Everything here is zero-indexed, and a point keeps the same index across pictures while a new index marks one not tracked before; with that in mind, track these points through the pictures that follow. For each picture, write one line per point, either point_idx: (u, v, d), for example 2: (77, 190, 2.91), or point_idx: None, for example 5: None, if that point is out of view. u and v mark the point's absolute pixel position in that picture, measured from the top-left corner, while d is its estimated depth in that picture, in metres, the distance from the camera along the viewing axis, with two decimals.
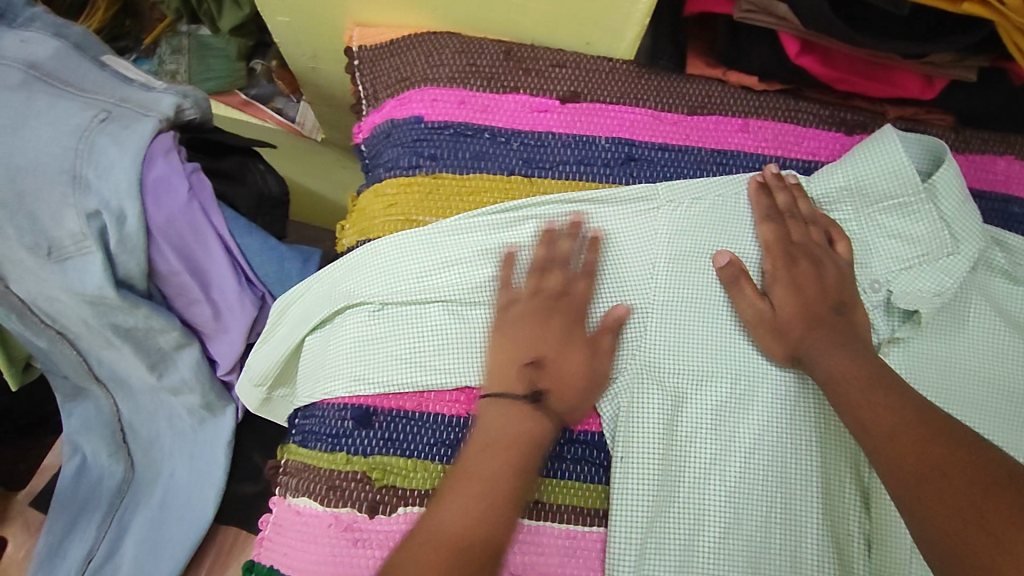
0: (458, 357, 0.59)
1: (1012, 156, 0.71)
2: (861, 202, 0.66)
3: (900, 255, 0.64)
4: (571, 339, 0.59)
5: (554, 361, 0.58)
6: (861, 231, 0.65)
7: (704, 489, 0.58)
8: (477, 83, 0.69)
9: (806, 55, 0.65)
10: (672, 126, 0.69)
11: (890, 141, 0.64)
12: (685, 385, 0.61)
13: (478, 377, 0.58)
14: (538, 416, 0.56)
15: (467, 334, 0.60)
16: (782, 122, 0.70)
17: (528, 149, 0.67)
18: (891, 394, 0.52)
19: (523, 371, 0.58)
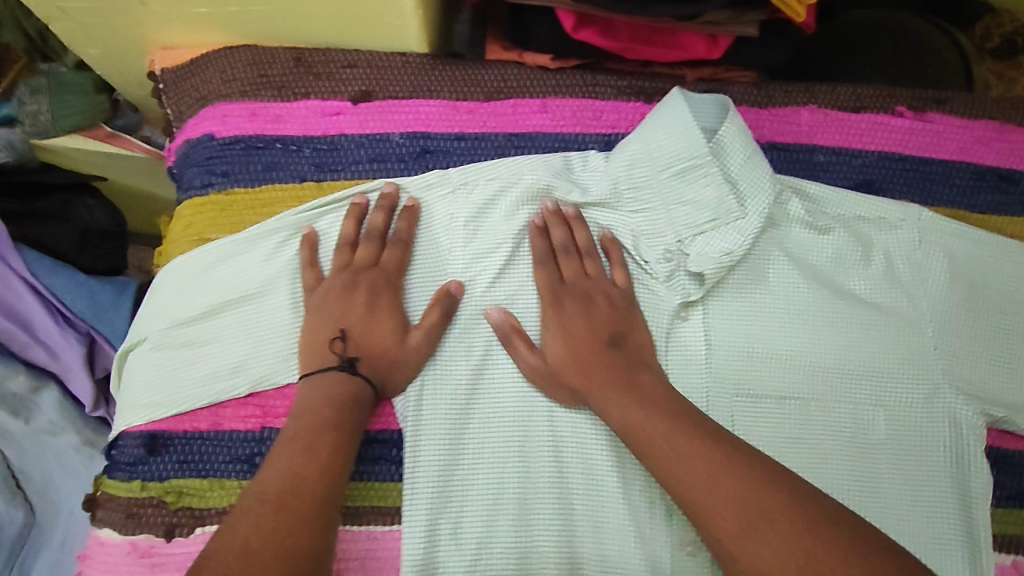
0: (371, 326, 0.61)
1: (814, 106, 0.71)
2: (652, 169, 0.65)
3: (694, 220, 0.65)
4: (380, 315, 0.61)
5: (362, 338, 0.60)
6: (653, 200, 0.66)
7: (505, 497, 0.60)
8: (268, 93, 0.68)
9: (585, 29, 0.64)
10: (469, 115, 0.69)
11: (680, 102, 0.64)
12: (484, 398, 0.62)
13: (377, 348, 0.60)
14: (353, 380, 0.59)
15: (388, 306, 0.62)
16: (580, 98, 0.70)
17: (320, 154, 0.67)
18: (714, 463, 0.53)
19: (331, 345, 0.60)
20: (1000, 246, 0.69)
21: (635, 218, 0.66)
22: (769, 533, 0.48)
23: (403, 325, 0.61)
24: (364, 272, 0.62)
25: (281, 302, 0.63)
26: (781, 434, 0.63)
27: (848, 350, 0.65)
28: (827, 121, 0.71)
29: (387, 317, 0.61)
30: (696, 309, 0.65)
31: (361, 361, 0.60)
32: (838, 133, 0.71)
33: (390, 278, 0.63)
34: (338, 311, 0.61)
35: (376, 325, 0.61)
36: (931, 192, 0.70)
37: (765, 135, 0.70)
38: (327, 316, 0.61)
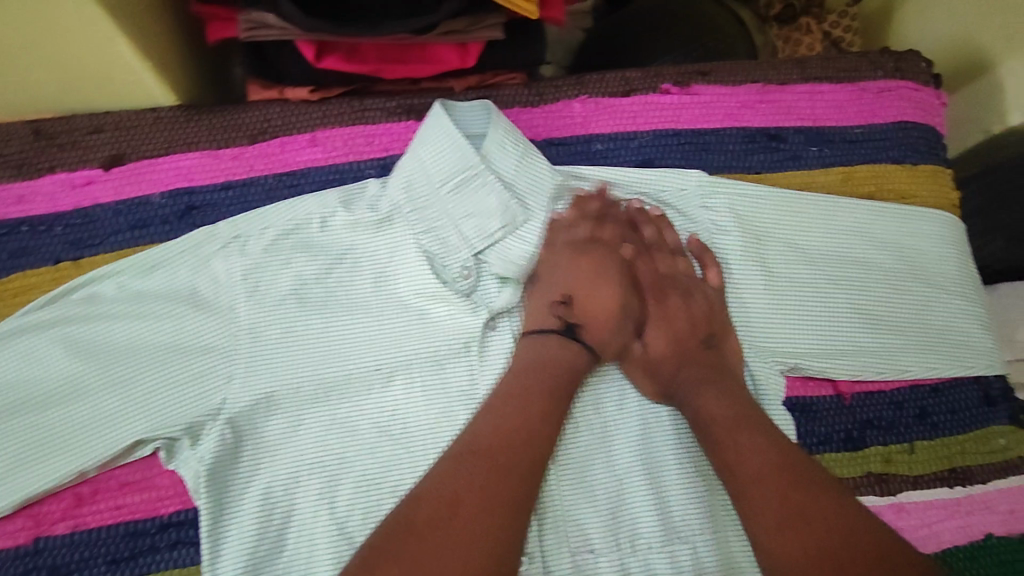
0: (592, 288, 0.65)
1: (585, 96, 0.72)
2: (431, 187, 0.63)
3: (484, 231, 0.64)
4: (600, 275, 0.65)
5: (585, 300, 0.64)
6: (439, 216, 0.64)
7: (321, 553, 0.58)
8: (6, 173, 0.64)
9: (327, 58, 0.64)
10: (234, 161, 0.67)
11: (443, 119, 0.63)
12: (285, 458, 0.60)
13: (598, 309, 0.64)
14: (575, 350, 0.62)
15: (607, 269, 0.66)
16: (349, 126, 0.69)
17: (75, 231, 0.63)
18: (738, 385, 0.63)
19: (556, 307, 0.64)
20: (788, 197, 0.69)
21: (422, 238, 0.64)
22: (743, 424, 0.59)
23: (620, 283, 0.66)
24: (590, 244, 0.66)
25: (40, 398, 0.58)
26: (597, 424, 0.63)
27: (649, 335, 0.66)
28: (600, 109, 0.72)
29: (598, 275, 0.65)
30: (502, 318, 0.65)
31: (584, 331, 0.63)
32: (612, 119, 0.72)
33: (603, 245, 0.67)
34: (565, 275, 0.65)
35: (600, 290, 0.65)
36: (710, 161, 0.72)
37: (541, 132, 0.71)
38: (552, 282, 0.65)
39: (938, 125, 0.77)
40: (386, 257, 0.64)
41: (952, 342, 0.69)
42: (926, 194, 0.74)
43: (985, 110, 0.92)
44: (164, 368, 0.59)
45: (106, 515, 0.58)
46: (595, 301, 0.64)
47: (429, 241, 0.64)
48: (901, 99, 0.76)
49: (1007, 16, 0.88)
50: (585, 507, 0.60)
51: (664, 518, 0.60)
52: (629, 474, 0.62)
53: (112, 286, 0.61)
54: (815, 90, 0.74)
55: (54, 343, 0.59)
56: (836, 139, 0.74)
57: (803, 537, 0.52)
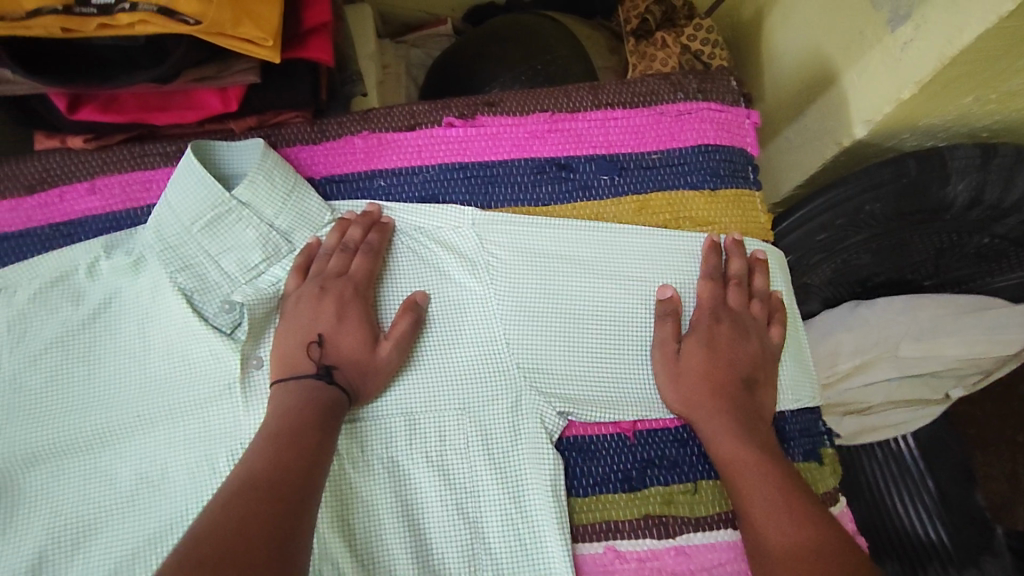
0: (343, 332, 0.61)
1: (369, 131, 0.71)
2: (183, 227, 0.64)
3: (246, 264, 0.65)
4: (352, 318, 0.62)
5: (337, 343, 0.60)
6: (195, 254, 0.64)
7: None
8: None
9: (82, 109, 0.64)
10: (11, 212, 0.68)
11: (187, 158, 0.62)
12: (42, 512, 0.59)
13: (351, 356, 0.60)
14: (328, 388, 0.58)
15: (355, 313, 0.62)
16: (128, 172, 0.70)
17: None
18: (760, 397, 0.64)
19: (309, 350, 0.60)
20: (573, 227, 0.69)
21: (179, 278, 0.64)
22: (733, 448, 0.59)
23: (375, 335, 0.62)
24: (334, 280, 0.63)
25: None
26: (359, 453, 0.61)
27: (419, 374, 0.64)
28: (383, 144, 0.71)
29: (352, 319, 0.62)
30: (264, 347, 0.63)
31: (338, 371, 0.59)
32: (396, 154, 0.71)
33: (357, 286, 0.63)
34: (309, 317, 0.61)
35: (348, 325, 0.61)
36: (497, 194, 0.71)
37: (322, 171, 0.70)
38: (300, 326, 0.61)
39: (747, 146, 0.75)
40: (148, 298, 0.64)
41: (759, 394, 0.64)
42: (726, 221, 0.72)
43: (835, 122, 0.88)
44: None
45: None
46: (346, 344, 0.60)
47: (184, 281, 0.64)
48: (702, 121, 0.73)
49: (847, 23, 0.84)
50: (340, 552, 0.58)
51: (421, 560, 0.59)
52: (385, 507, 0.60)
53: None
54: (608, 116, 0.73)
55: None
56: (629, 166, 0.71)
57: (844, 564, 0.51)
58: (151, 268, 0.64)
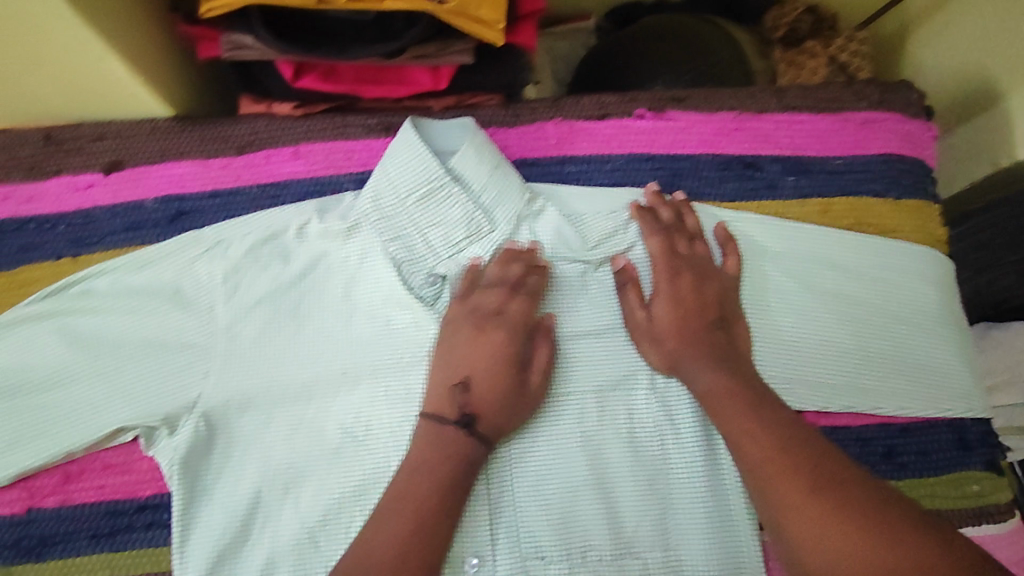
0: (491, 367, 0.63)
1: (561, 119, 0.74)
2: (398, 198, 0.67)
3: (450, 240, 0.68)
4: (502, 356, 0.63)
5: (483, 386, 0.62)
6: (405, 226, 0.67)
7: (285, 546, 0.61)
8: (18, 174, 0.70)
9: (305, 77, 0.67)
10: (222, 170, 0.71)
11: (409, 133, 0.67)
12: (258, 454, 0.63)
13: (490, 403, 0.62)
14: (468, 441, 0.60)
15: (508, 352, 0.64)
16: (331, 141, 0.72)
17: (75, 230, 0.69)
18: (525, 408, 0.64)
19: (454, 392, 0.62)
20: (772, 223, 0.70)
21: (390, 247, 0.67)
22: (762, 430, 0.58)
23: (524, 375, 0.64)
24: (492, 318, 0.65)
25: (34, 384, 0.64)
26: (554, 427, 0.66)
27: (606, 354, 0.68)
28: (575, 131, 0.73)
29: (491, 353, 0.63)
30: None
31: (480, 420, 0.61)
32: (587, 141, 0.73)
33: (516, 322, 0.65)
34: (466, 357, 0.63)
35: (489, 369, 0.63)
36: (682, 188, 0.72)
37: (515, 153, 0.73)
38: (451, 365, 0.63)
39: (927, 158, 0.75)
40: (357, 262, 0.68)
41: (879, 376, 0.67)
42: (907, 231, 0.72)
43: (991, 144, 0.88)
44: (148, 362, 0.64)
45: (90, 493, 0.63)
46: (483, 397, 0.62)
47: (392, 250, 0.67)
48: (887, 131, 0.74)
49: (1014, 50, 0.84)
50: (537, 515, 0.64)
51: (611, 527, 0.64)
52: (576, 478, 0.65)
53: (111, 283, 0.66)
54: (795, 119, 0.74)
55: (48, 335, 0.65)
56: (814, 170, 0.73)
57: (829, 508, 0.51)
58: (363, 234, 0.68)
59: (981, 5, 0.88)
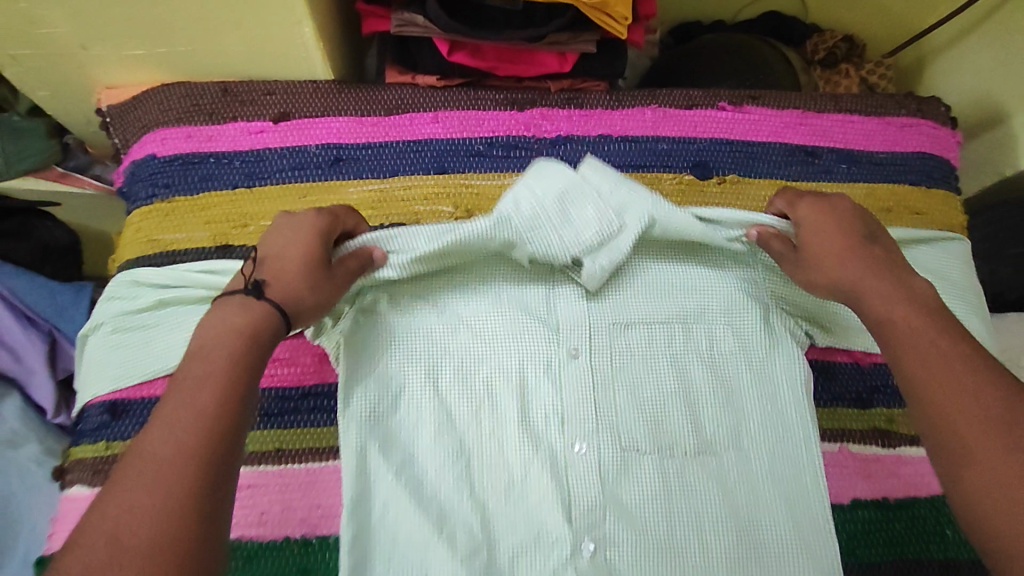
0: (287, 249, 0.61)
1: (657, 105, 0.88)
2: (539, 202, 0.72)
3: (581, 238, 0.73)
4: (299, 240, 0.62)
5: (275, 266, 0.60)
6: (544, 225, 0.72)
7: (428, 422, 0.72)
8: (201, 119, 0.82)
9: (457, 53, 0.81)
10: (373, 127, 0.83)
11: (555, 195, 0.72)
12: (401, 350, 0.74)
13: (291, 270, 0.60)
14: (227, 308, 0.57)
15: (313, 235, 0.63)
16: (466, 110, 0.85)
17: (249, 166, 0.80)
18: (326, 289, 0.60)
19: (252, 270, 0.60)
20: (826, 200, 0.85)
21: (529, 240, 0.72)
22: (956, 373, 0.55)
23: (323, 256, 0.62)
24: (296, 218, 0.64)
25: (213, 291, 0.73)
26: (650, 347, 0.77)
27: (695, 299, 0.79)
28: (668, 117, 0.87)
29: (297, 241, 0.62)
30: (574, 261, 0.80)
31: (270, 288, 0.58)
32: (677, 125, 0.87)
33: (313, 222, 0.64)
34: (266, 249, 0.62)
35: (291, 245, 0.61)
36: (756, 168, 0.86)
37: (618, 129, 0.86)
38: (257, 250, 0.62)
39: (952, 159, 0.91)
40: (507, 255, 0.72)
41: None
42: (938, 215, 0.88)
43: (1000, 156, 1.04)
44: None
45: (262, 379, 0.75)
46: (275, 271, 0.59)
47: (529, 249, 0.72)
48: (921, 134, 0.90)
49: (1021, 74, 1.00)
50: (630, 412, 0.75)
51: (698, 433, 0.74)
52: (669, 393, 0.75)
53: None
54: (848, 119, 0.89)
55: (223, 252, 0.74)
56: (863, 160, 0.88)
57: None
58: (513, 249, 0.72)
59: (993, 40, 1.05)
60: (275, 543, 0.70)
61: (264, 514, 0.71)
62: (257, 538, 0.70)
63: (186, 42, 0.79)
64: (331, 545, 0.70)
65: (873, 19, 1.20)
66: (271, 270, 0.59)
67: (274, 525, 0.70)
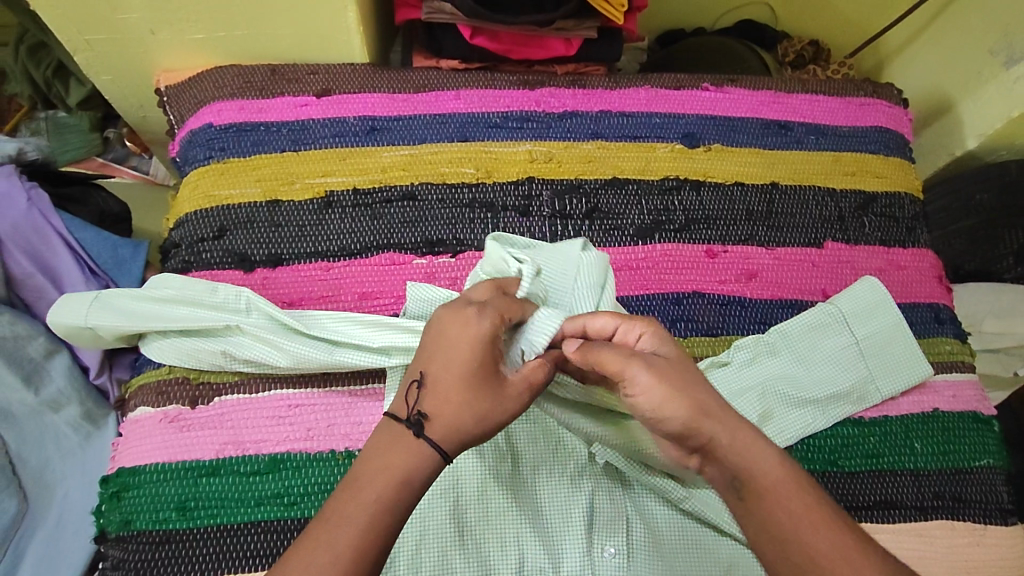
0: (456, 381, 0.59)
1: (649, 87, 1.01)
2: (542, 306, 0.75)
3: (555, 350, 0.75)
4: (473, 367, 0.60)
5: (443, 400, 0.59)
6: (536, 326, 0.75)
7: None
8: (252, 94, 0.93)
9: (478, 37, 0.94)
10: (404, 102, 0.95)
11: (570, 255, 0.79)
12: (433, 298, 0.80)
13: (454, 412, 0.58)
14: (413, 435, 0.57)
15: (490, 359, 0.61)
16: (484, 88, 0.97)
17: (295, 133, 0.91)
18: (500, 405, 0.59)
19: (414, 392, 0.60)
20: (798, 165, 0.98)
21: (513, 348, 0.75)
22: (844, 544, 0.53)
23: (495, 379, 0.60)
24: (472, 326, 0.61)
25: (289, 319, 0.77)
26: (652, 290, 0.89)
27: (684, 247, 0.91)
28: (659, 96, 1.00)
29: (463, 365, 0.60)
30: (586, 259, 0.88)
31: (429, 423, 0.58)
32: (667, 103, 1.00)
33: (489, 333, 0.61)
34: (436, 359, 0.60)
35: (456, 368, 0.60)
36: (737, 138, 0.99)
37: (617, 105, 0.99)
38: (422, 358, 0.61)
39: (906, 133, 1.04)
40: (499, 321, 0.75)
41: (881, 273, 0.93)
42: (897, 180, 1.00)
43: (950, 139, 1.17)
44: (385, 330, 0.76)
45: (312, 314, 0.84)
46: (446, 411, 0.58)
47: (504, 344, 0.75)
48: (878, 112, 1.03)
49: (964, 66, 1.15)
50: None
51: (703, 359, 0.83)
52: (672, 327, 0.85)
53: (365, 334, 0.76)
54: (815, 99, 1.03)
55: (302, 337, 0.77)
56: (829, 133, 1.01)
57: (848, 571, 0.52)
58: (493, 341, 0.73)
59: (937, 40, 1.21)
60: (321, 455, 0.75)
61: (310, 430, 0.76)
62: (305, 450, 0.75)
63: (243, 26, 0.91)
64: None
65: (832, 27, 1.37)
66: (446, 418, 0.58)
67: (320, 439, 0.76)
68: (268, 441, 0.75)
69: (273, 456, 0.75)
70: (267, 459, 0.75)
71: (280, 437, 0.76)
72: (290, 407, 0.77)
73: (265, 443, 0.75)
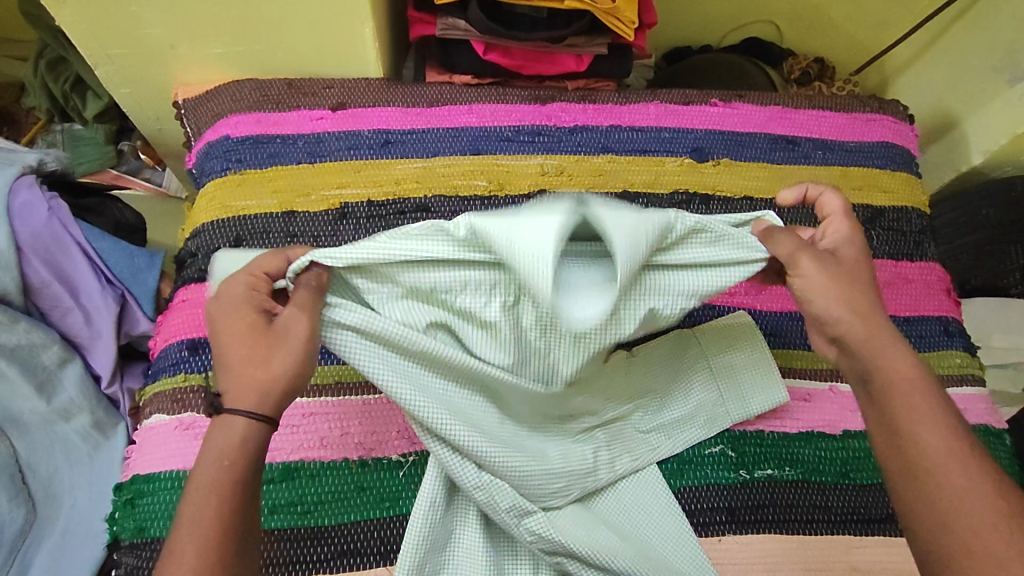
0: (238, 347, 0.59)
1: (658, 102, 1.03)
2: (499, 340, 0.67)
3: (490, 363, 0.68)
4: (240, 337, 0.59)
5: (235, 368, 0.58)
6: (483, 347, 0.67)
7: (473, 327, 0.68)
8: (268, 107, 0.95)
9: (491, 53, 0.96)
10: (417, 116, 0.96)
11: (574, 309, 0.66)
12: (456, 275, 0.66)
13: (248, 378, 0.58)
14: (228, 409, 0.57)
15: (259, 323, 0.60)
16: (496, 102, 0.99)
17: (310, 146, 0.93)
18: (281, 357, 0.59)
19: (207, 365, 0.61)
20: (806, 179, 0.99)
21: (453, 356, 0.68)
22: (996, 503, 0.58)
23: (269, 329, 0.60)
24: (235, 303, 0.61)
25: None
26: None
27: None
28: (668, 111, 1.02)
29: (235, 340, 0.59)
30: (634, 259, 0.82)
31: (229, 396, 0.58)
32: (676, 118, 1.01)
33: (245, 313, 0.60)
34: (224, 327, 0.60)
35: (230, 347, 0.59)
36: (746, 152, 1.00)
37: (626, 120, 1.00)
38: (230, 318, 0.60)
39: (911, 148, 1.06)
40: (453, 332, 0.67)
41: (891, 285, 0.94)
42: (903, 194, 1.01)
43: (954, 155, 1.19)
44: None
45: None
46: (249, 377, 0.58)
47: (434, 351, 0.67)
48: (884, 127, 1.05)
49: (967, 84, 1.17)
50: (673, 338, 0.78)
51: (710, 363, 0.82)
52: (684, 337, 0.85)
53: None
54: (821, 114, 1.04)
55: None
56: (836, 147, 1.02)
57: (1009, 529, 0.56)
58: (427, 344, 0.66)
59: (940, 59, 1.23)
60: (334, 463, 0.76)
61: (324, 439, 0.76)
62: (319, 459, 0.75)
63: (262, 42, 0.93)
64: (388, 465, 0.76)
65: (835, 47, 1.40)
66: (228, 375, 0.58)
67: (334, 447, 0.76)
68: (282, 449, 0.75)
69: (286, 465, 0.75)
70: (281, 467, 0.75)
71: (294, 445, 0.76)
72: (303, 416, 0.77)
73: (278, 451, 0.75)
